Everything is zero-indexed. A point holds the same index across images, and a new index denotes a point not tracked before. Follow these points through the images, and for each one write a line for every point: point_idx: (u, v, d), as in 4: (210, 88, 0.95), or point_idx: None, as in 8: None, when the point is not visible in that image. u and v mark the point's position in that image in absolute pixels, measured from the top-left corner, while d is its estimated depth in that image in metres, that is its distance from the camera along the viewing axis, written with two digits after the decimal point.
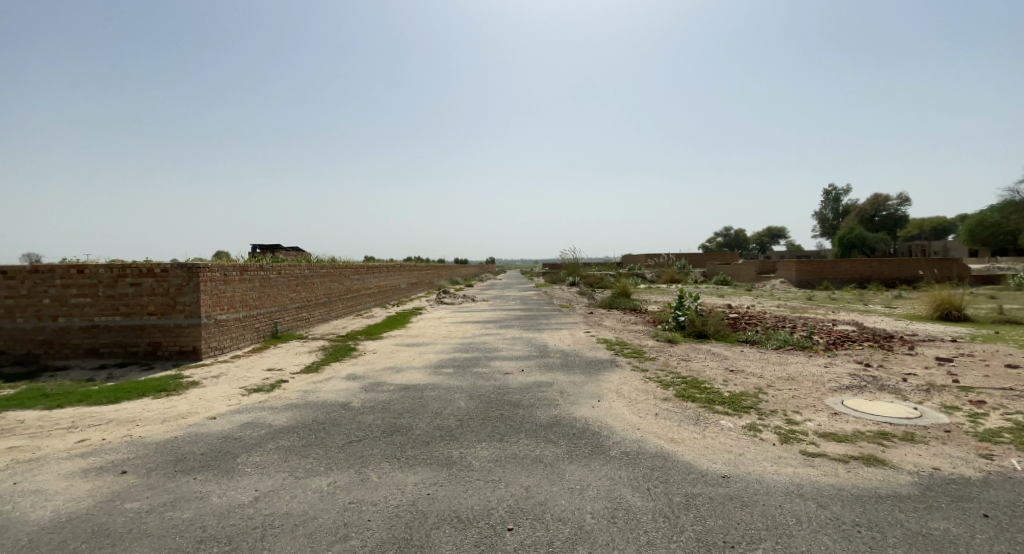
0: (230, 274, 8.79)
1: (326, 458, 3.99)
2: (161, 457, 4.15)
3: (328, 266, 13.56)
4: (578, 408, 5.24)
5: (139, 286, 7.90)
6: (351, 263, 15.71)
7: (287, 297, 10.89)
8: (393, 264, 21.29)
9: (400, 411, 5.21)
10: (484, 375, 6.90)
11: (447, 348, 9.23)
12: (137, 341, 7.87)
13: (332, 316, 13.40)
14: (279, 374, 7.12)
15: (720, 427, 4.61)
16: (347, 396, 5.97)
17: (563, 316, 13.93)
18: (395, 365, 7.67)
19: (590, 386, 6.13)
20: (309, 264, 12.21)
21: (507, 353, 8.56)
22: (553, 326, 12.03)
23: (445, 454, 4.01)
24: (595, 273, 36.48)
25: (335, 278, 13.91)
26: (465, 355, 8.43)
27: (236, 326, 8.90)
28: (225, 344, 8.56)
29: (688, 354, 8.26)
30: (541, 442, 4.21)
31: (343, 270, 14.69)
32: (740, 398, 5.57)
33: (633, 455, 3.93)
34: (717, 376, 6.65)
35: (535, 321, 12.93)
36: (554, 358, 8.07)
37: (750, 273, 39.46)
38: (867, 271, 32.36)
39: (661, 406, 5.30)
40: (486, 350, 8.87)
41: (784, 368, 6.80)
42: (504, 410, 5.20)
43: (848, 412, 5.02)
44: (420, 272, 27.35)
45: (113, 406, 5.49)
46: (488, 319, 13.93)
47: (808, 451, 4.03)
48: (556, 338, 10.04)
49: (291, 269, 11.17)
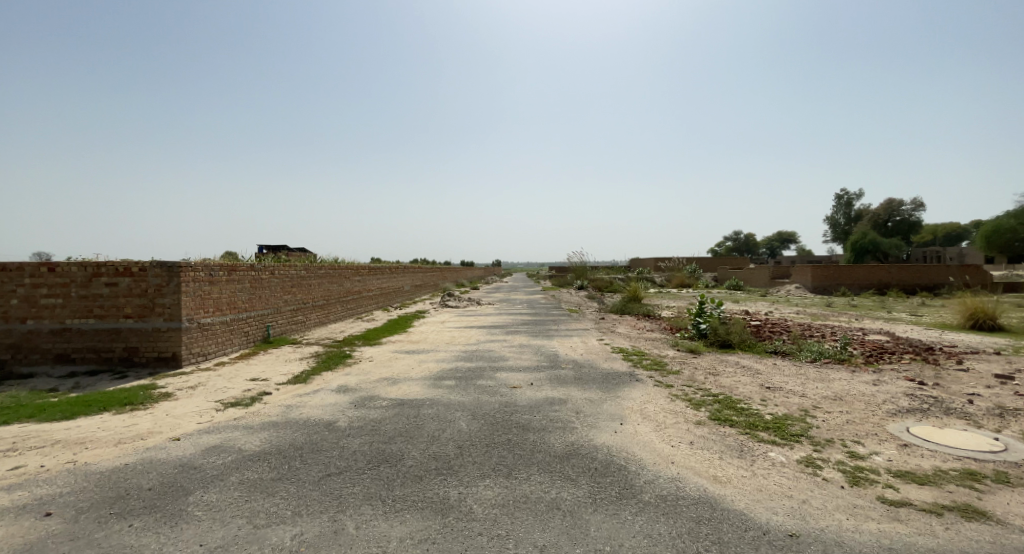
0: (216, 274, 8.13)
1: (296, 499, 3.28)
2: (100, 493, 3.46)
3: (327, 267, 12.90)
4: (598, 434, 4.49)
5: (115, 287, 7.27)
6: (352, 264, 15.07)
7: (281, 299, 10.22)
8: (396, 265, 20.61)
9: (391, 435, 4.49)
10: (489, 389, 6.16)
11: (449, 356, 8.51)
12: (112, 347, 7.23)
13: (330, 319, 12.74)
14: (262, 385, 6.43)
15: (770, 462, 3.83)
16: (332, 414, 5.25)
17: (573, 322, 13.17)
18: (391, 376, 6.95)
19: (609, 405, 5.38)
20: (306, 265, 11.54)
21: (514, 363, 7.83)
22: (563, 332, 11.29)
23: (440, 496, 3.28)
24: (604, 276, 35.69)
25: (334, 280, 13.25)
26: (469, 364, 7.69)
27: (222, 331, 8.23)
28: (209, 350, 7.89)
29: (714, 366, 7.47)
30: (557, 481, 3.47)
31: (344, 272, 14.01)
32: (785, 422, 4.79)
33: (671, 502, 3.19)
34: (752, 394, 5.88)
35: (544, 327, 12.18)
36: (566, 369, 7.33)
37: (763, 278, 38.45)
38: (886, 278, 31.36)
39: (695, 432, 4.54)
40: (491, 359, 8.14)
41: (829, 386, 5.99)
42: (512, 435, 4.46)
43: (919, 443, 4.22)
44: (425, 274, 26.69)
45: (66, 423, 4.82)
46: (494, 324, 13.20)
47: (887, 498, 3.26)
48: (567, 347, 9.28)
49: (285, 269, 10.51)
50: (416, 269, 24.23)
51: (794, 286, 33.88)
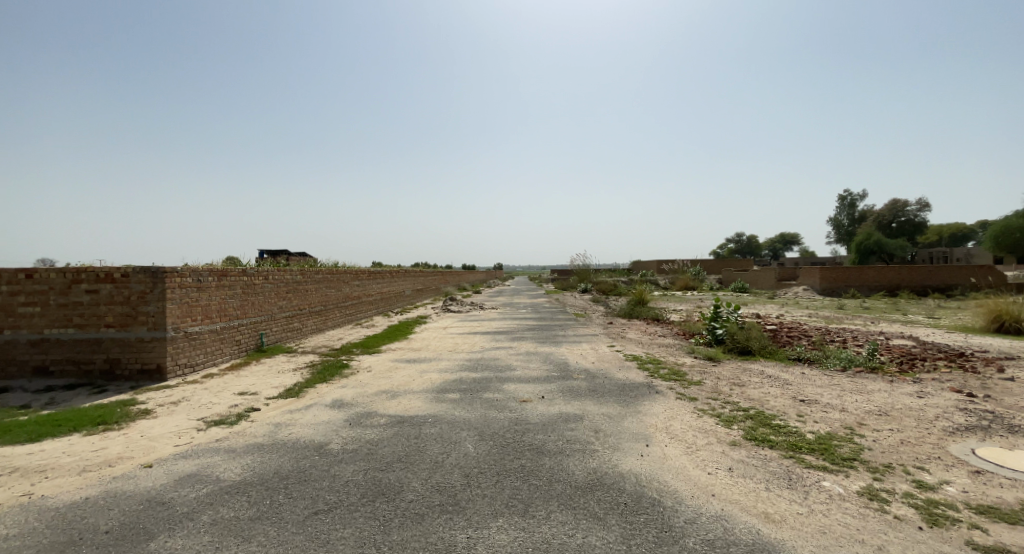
0: (205, 280, 7.65)
1: (275, 545, 2.76)
2: (49, 537, 2.96)
3: (324, 271, 12.41)
4: (623, 458, 3.98)
5: (96, 294, 6.79)
6: (352, 268, 14.58)
7: (275, 305, 9.73)
8: (396, 269, 20.11)
9: (390, 461, 3.97)
10: (497, 403, 5.65)
11: (453, 365, 8.00)
12: (92, 358, 6.74)
13: (328, 325, 12.24)
14: (251, 400, 5.93)
15: (829, 496, 3.30)
16: (325, 434, 4.74)
17: (581, 327, 12.64)
18: (391, 389, 6.44)
19: (632, 422, 4.86)
20: (302, 269, 11.05)
21: (522, 373, 7.31)
22: (571, 338, 10.76)
23: (446, 541, 2.76)
24: (608, 279, 35.15)
25: (332, 285, 12.75)
26: (474, 375, 7.18)
27: (211, 340, 7.74)
28: (198, 361, 7.40)
29: (738, 375, 6.93)
30: (583, 521, 2.95)
31: (342, 276, 13.50)
32: (832, 444, 4.27)
33: (722, 549, 2.67)
34: (786, 408, 5.35)
35: (551, 332, 11.67)
36: (578, 380, 6.81)
37: (769, 280, 37.86)
38: (896, 280, 30.78)
39: (732, 455, 4.02)
40: (498, 368, 7.63)
41: (870, 400, 5.47)
42: (525, 460, 3.95)
43: (992, 470, 3.70)
44: (426, 277, 26.14)
45: (27, 447, 4.32)
46: (498, 329, 12.66)
47: (978, 543, 2.75)
48: (577, 354, 8.75)
49: (280, 274, 10.03)
50: (417, 273, 23.68)
51: (802, 288, 33.29)
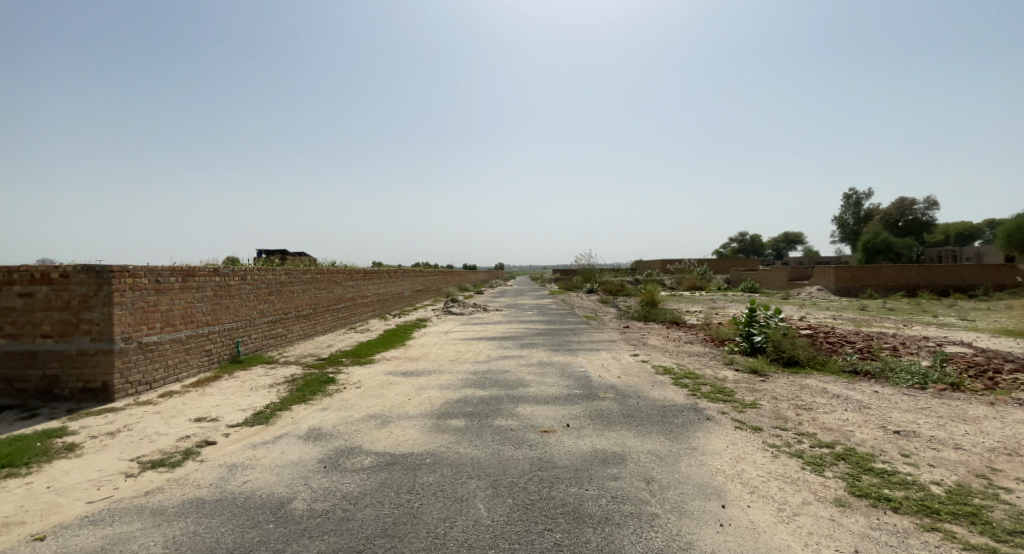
0: (166, 281, 6.52)
1: None
2: None
3: (314, 270, 11.25)
4: (697, 531, 2.84)
5: (30, 298, 5.67)
6: (346, 267, 13.45)
7: (254, 309, 8.59)
8: (395, 268, 18.91)
9: (370, 535, 2.83)
10: (512, 435, 4.52)
11: (455, 380, 6.84)
12: (25, 375, 5.62)
13: (317, 331, 11.10)
14: (208, 430, 4.80)
15: None
16: (291, 484, 3.62)
17: (596, 332, 11.46)
18: (381, 413, 5.30)
19: (691, 468, 3.73)
20: (287, 268, 9.89)
21: (538, 391, 6.16)
22: (588, 346, 9.59)
23: None
24: (614, 279, 33.99)
25: (323, 285, 11.60)
26: (481, 393, 6.06)
27: (174, 351, 6.61)
28: (155, 377, 6.27)
29: (798, 395, 5.77)
30: None
31: (333, 276, 12.33)
32: (975, 504, 3.15)
33: None
34: (881, 445, 4.21)
35: (564, 339, 10.53)
36: (607, 400, 5.67)
37: (780, 279, 36.64)
38: (915, 279, 29.64)
39: (848, 526, 2.89)
40: (508, 384, 6.51)
41: (983, 434, 4.34)
42: (559, 534, 2.81)
43: None
44: (426, 277, 25.02)
45: None
46: (504, 335, 11.50)
47: None
48: (599, 367, 7.59)
49: (261, 274, 8.89)
50: (416, 273, 22.44)
51: (816, 287, 32.09)
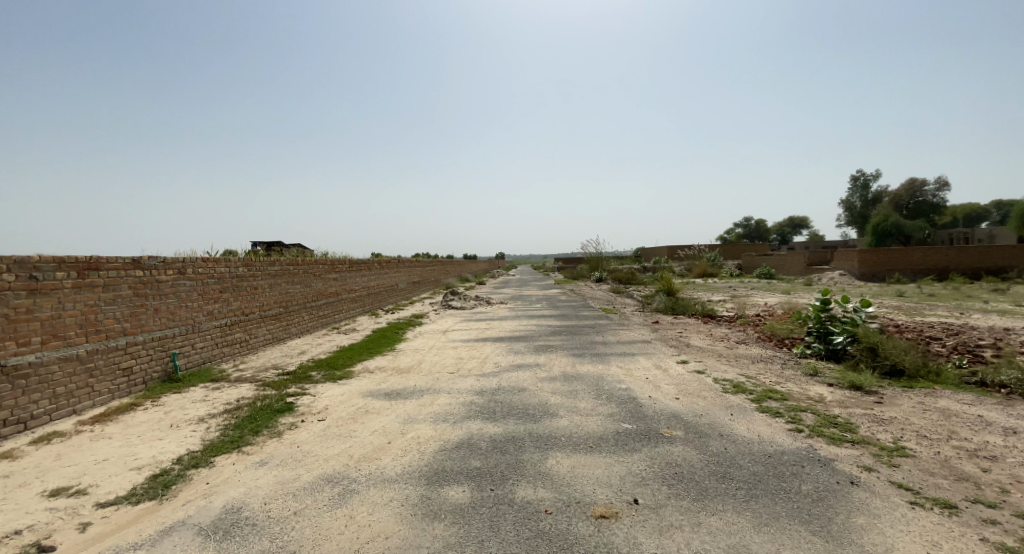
0: (46, 277, 4.69)
1: None
2: None
3: (284, 261, 9.38)
4: None
5: None
6: (327, 257, 11.58)
7: (200, 311, 6.76)
8: (389, 259, 17.04)
9: None
10: (549, 528, 2.71)
11: (455, 406, 5.03)
12: None
13: (291, 333, 9.26)
14: (62, 518, 3.01)
15: None
16: None
17: (623, 330, 9.61)
18: (342, 475, 3.49)
19: None
20: (248, 258, 8.03)
21: (573, 426, 4.35)
22: (619, 350, 7.76)
23: None
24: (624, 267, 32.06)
25: (298, 279, 9.76)
26: (492, 432, 4.25)
27: (69, 374, 4.80)
28: (36, 412, 4.46)
29: (957, 431, 3.93)
30: None
31: (311, 269, 10.47)
32: None
33: None
34: None
35: (587, 340, 8.69)
36: (677, 445, 3.86)
37: (797, 264, 34.76)
38: (945, 262, 27.75)
39: None
40: (529, 414, 4.69)
41: None
42: None
43: None
44: (424, 268, 23.12)
45: None
46: (514, 334, 9.67)
47: None
48: (645, 383, 5.76)
49: (209, 266, 7.04)
50: (413, 263, 20.58)
51: (838, 271, 30.21)
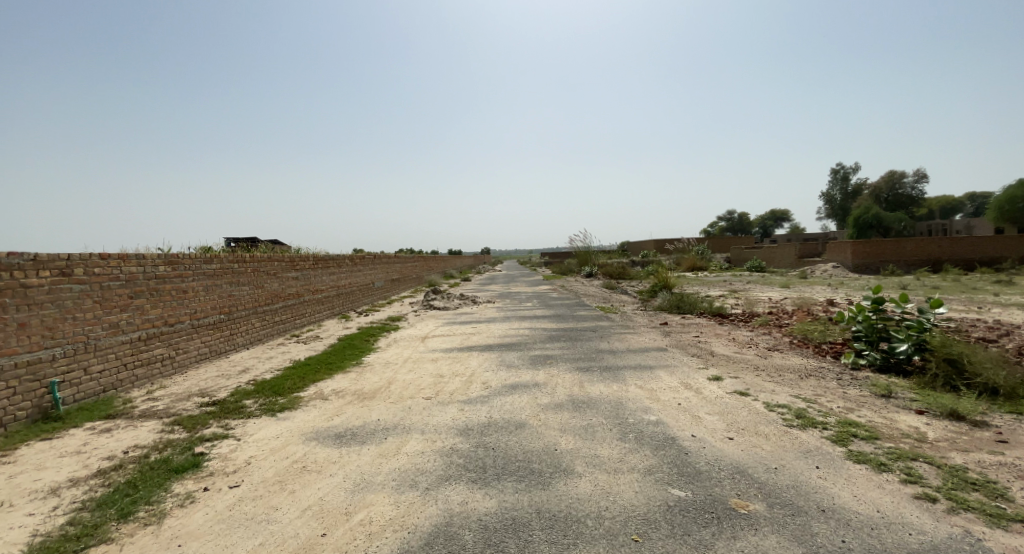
0: None
1: None
2: None
3: (228, 257, 7.79)
4: None
5: None
6: (286, 254, 9.98)
7: (96, 324, 5.20)
8: (364, 254, 15.43)
9: None
10: None
11: (429, 458, 3.61)
12: None
13: (235, 345, 7.69)
14: None
15: None
16: None
17: (630, 335, 8.27)
18: None
19: None
20: (172, 255, 6.45)
21: (601, 496, 2.96)
22: (633, 362, 6.41)
23: None
24: (614, 261, 30.83)
25: (245, 280, 8.15)
26: (479, 510, 2.85)
27: None
28: None
29: None
30: None
31: (265, 267, 8.87)
32: None
33: None
34: None
35: (591, 348, 7.34)
36: (767, 534, 2.52)
37: (789, 257, 34.02)
38: (939, 252, 27.22)
39: None
40: (533, 472, 3.31)
41: None
42: None
43: None
44: (404, 265, 21.49)
45: None
46: (504, 342, 8.24)
47: None
48: (679, 413, 4.41)
49: (111, 265, 5.47)
50: (392, 260, 18.97)
51: (832, 263, 29.47)
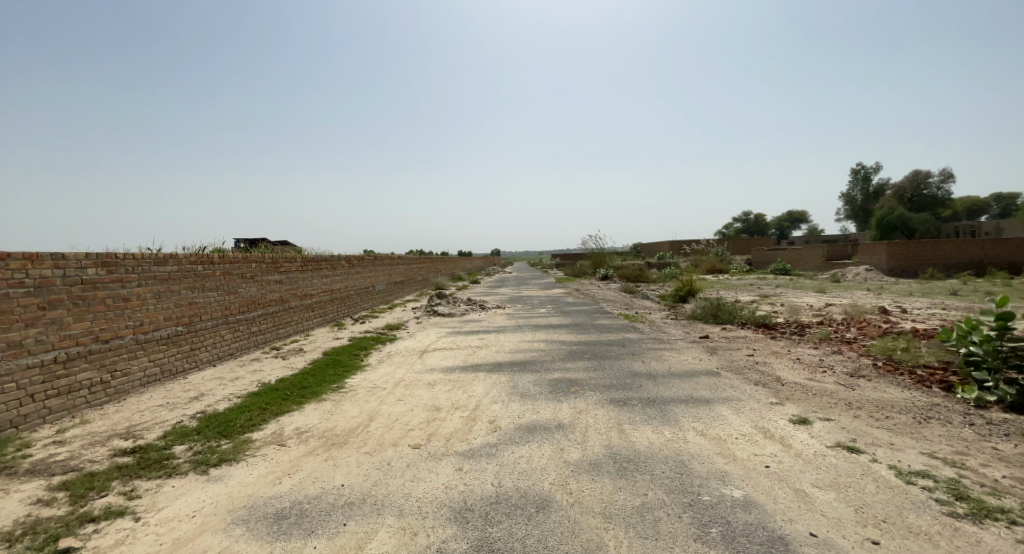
0: None
1: None
2: None
3: (192, 258, 6.58)
4: None
5: None
6: (269, 255, 8.76)
7: None
8: (364, 256, 14.20)
9: None
10: None
11: None
12: None
13: (196, 363, 6.45)
14: None
15: None
16: None
17: (669, 354, 6.87)
18: None
19: None
20: (107, 254, 5.24)
21: None
22: (682, 394, 5.02)
23: None
24: (630, 263, 29.31)
25: (212, 285, 6.93)
26: None
27: None
28: None
29: None
30: None
31: (239, 269, 7.64)
32: None
33: None
34: None
35: (624, 372, 5.96)
36: None
37: (816, 259, 32.17)
38: (983, 255, 25.26)
39: None
40: None
41: None
42: None
43: None
44: (409, 267, 20.25)
45: None
46: (516, 360, 6.88)
47: None
48: (775, 486, 3.03)
49: (12, 266, 4.26)
50: (396, 261, 17.72)
51: (864, 266, 27.63)
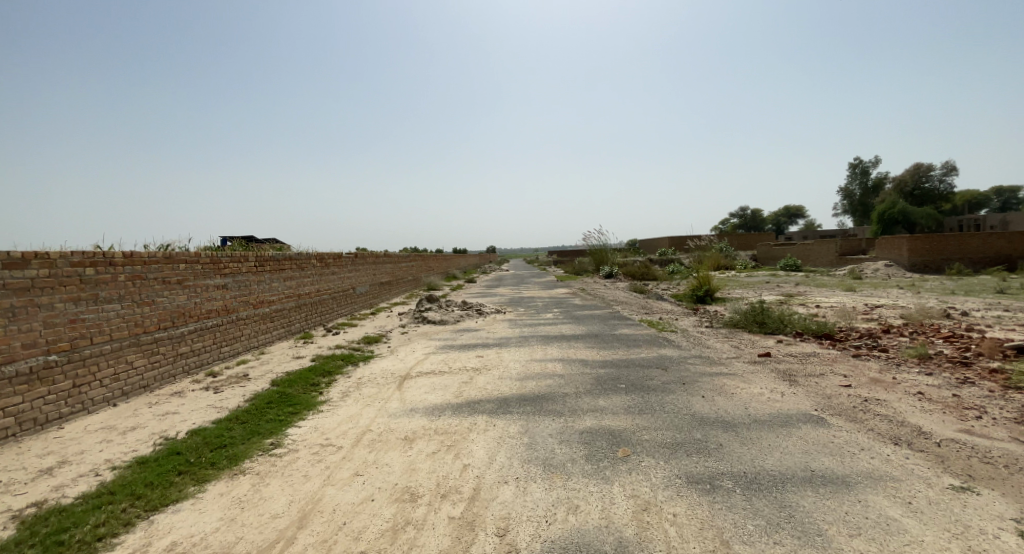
0: None
1: None
2: None
3: (75, 257, 4.72)
4: None
5: None
6: (208, 253, 6.89)
7: None
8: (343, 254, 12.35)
9: None
10: None
11: None
12: None
13: (81, 405, 4.60)
14: None
15: None
16: None
17: (734, 384, 5.08)
18: None
19: None
20: None
21: None
22: (796, 464, 3.23)
23: None
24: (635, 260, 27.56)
25: (111, 294, 5.08)
26: None
27: None
28: None
29: None
30: None
31: (157, 272, 5.78)
32: None
33: None
34: None
35: (684, 418, 4.17)
36: None
37: (829, 254, 30.57)
38: (1009, 250, 23.83)
39: None
40: None
41: None
42: None
43: None
44: (397, 267, 18.37)
45: None
46: (527, 394, 5.07)
47: None
48: None
49: None
50: (382, 260, 15.86)
51: (883, 261, 26.03)
